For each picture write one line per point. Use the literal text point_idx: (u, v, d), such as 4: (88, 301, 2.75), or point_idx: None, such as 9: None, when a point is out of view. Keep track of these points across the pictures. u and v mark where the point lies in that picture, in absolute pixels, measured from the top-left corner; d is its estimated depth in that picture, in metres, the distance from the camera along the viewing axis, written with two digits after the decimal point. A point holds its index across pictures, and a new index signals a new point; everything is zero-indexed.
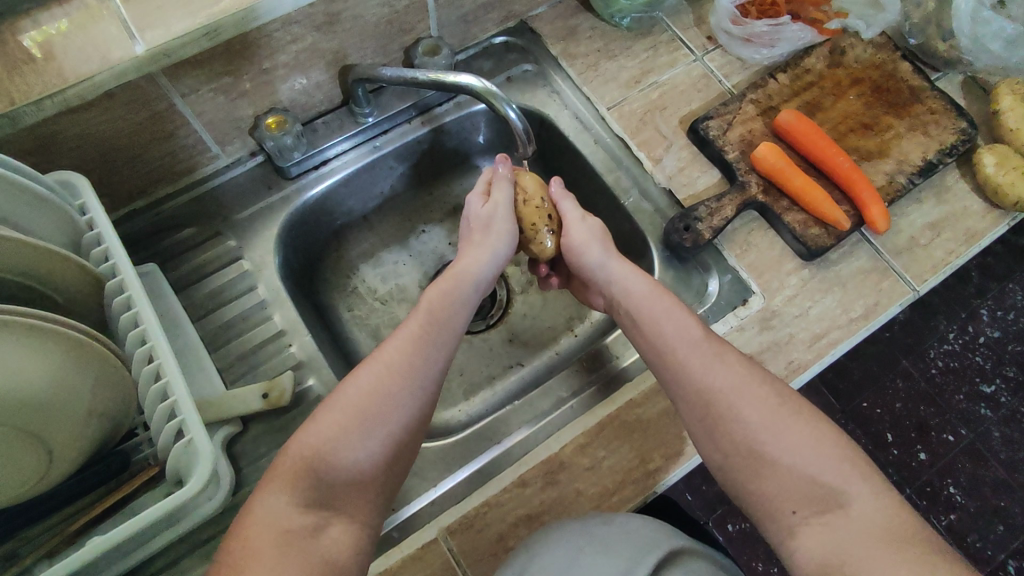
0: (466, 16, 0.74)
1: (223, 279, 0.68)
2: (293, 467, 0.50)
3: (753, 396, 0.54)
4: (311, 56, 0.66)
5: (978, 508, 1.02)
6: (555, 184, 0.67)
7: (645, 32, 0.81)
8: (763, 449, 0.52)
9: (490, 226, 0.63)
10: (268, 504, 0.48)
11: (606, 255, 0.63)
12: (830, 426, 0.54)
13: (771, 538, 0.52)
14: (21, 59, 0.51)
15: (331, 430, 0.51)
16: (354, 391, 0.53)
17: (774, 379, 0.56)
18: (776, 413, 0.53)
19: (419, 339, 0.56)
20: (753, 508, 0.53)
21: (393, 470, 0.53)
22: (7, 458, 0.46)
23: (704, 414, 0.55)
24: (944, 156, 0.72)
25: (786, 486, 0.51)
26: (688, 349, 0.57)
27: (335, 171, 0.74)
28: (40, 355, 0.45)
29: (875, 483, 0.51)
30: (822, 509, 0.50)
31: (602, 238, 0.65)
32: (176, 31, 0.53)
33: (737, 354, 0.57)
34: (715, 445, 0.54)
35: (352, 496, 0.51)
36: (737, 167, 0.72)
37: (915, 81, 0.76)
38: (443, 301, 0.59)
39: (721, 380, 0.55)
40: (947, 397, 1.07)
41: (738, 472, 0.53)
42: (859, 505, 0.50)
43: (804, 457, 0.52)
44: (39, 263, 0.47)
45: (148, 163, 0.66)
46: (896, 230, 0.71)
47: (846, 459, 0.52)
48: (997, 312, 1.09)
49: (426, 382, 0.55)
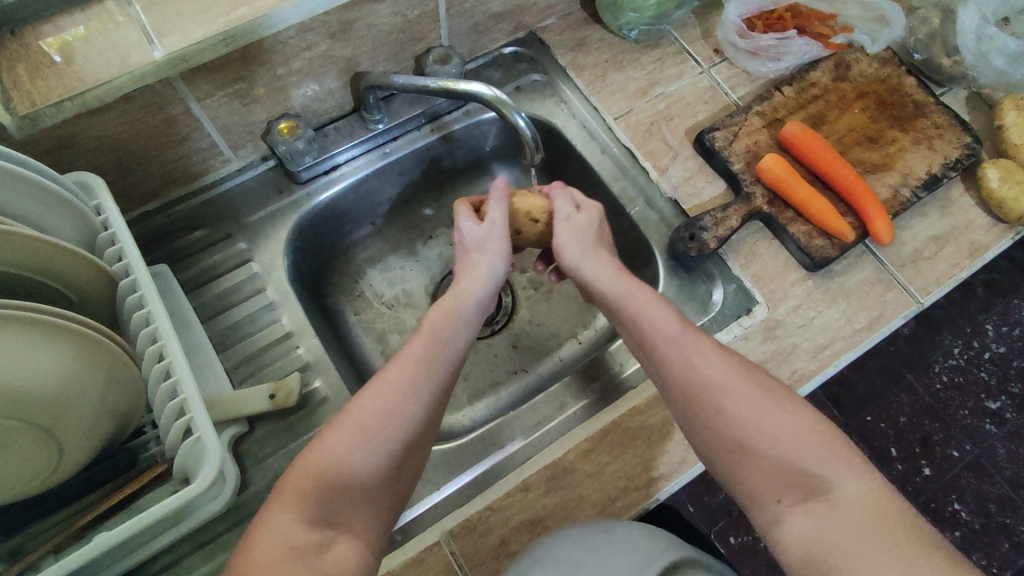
0: (477, 26, 0.76)
1: (233, 280, 0.69)
2: (300, 486, 0.50)
3: (736, 389, 0.54)
4: (324, 63, 0.67)
5: (983, 525, 1.02)
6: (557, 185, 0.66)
7: (653, 44, 0.82)
8: (745, 441, 0.52)
9: (486, 246, 0.63)
10: (275, 521, 0.49)
11: (581, 256, 0.62)
12: (808, 410, 0.54)
13: (758, 527, 0.53)
14: (41, 62, 0.52)
15: (336, 450, 0.51)
16: (360, 413, 0.53)
17: (755, 368, 0.56)
18: (756, 406, 0.53)
19: (421, 358, 0.56)
20: (741, 498, 0.53)
21: (394, 486, 0.54)
22: (18, 451, 0.46)
23: (688, 405, 0.55)
24: (949, 170, 0.73)
25: (769, 475, 0.51)
26: (665, 345, 0.56)
27: (345, 176, 0.75)
28: (53, 352, 0.45)
29: (857, 466, 0.51)
30: (806, 497, 0.50)
31: (584, 235, 0.63)
32: (194, 36, 0.55)
33: (716, 346, 0.57)
34: (703, 439, 0.54)
35: (357, 513, 0.51)
36: (743, 178, 0.73)
37: (921, 96, 0.77)
38: (445, 321, 0.58)
39: (701, 372, 0.55)
40: (952, 413, 1.06)
41: (722, 464, 0.53)
42: (843, 490, 0.49)
43: (789, 446, 0.51)
44: (55, 261, 0.48)
45: (162, 166, 0.67)
46: (901, 242, 0.72)
47: (827, 444, 0.52)
48: (1002, 328, 1.08)
49: (426, 405, 0.55)
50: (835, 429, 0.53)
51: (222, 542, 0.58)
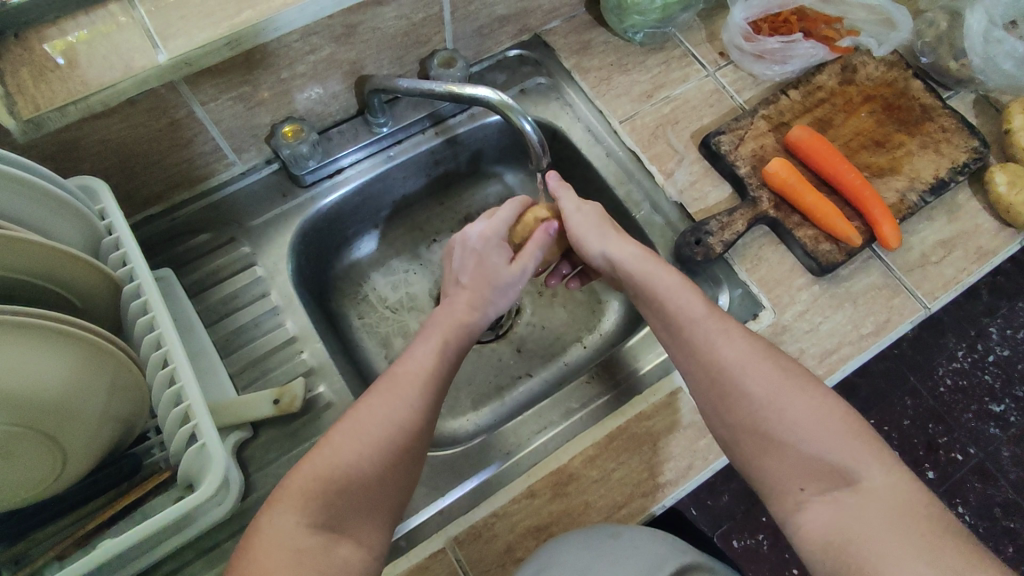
0: (482, 29, 0.75)
1: (236, 285, 0.69)
2: (306, 487, 0.49)
3: (758, 372, 0.53)
4: (329, 67, 0.66)
5: (988, 529, 1.01)
6: (551, 178, 0.68)
7: (658, 47, 0.81)
8: (770, 429, 0.52)
9: (508, 290, 0.63)
10: (279, 523, 0.48)
11: (605, 241, 0.63)
12: (836, 400, 0.53)
13: (777, 514, 0.52)
14: (45, 66, 0.52)
15: (342, 449, 0.51)
16: (365, 417, 0.53)
17: (781, 354, 0.56)
18: (779, 388, 0.53)
19: (430, 361, 0.57)
20: (763, 490, 0.53)
21: (399, 484, 0.53)
22: (20, 459, 0.46)
23: (710, 388, 0.55)
24: (956, 174, 0.72)
25: (794, 464, 0.51)
26: (691, 327, 0.57)
27: (349, 180, 0.75)
28: (58, 359, 0.45)
29: (885, 459, 0.50)
30: (831, 487, 0.50)
31: (600, 224, 0.65)
32: (199, 40, 0.55)
33: (743, 331, 0.56)
34: (723, 423, 0.55)
35: (362, 521, 0.50)
36: (749, 182, 0.72)
37: (928, 99, 0.76)
38: (458, 337, 0.59)
39: (724, 356, 0.55)
40: (956, 416, 1.06)
41: (747, 452, 0.53)
42: (870, 482, 0.49)
43: (812, 435, 0.51)
44: (61, 268, 0.48)
45: (166, 169, 0.66)
46: (908, 247, 0.71)
47: (854, 435, 0.51)
48: (1006, 331, 1.08)
49: (431, 408, 0.56)
50: (861, 421, 0.52)
51: (226, 548, 0.57)
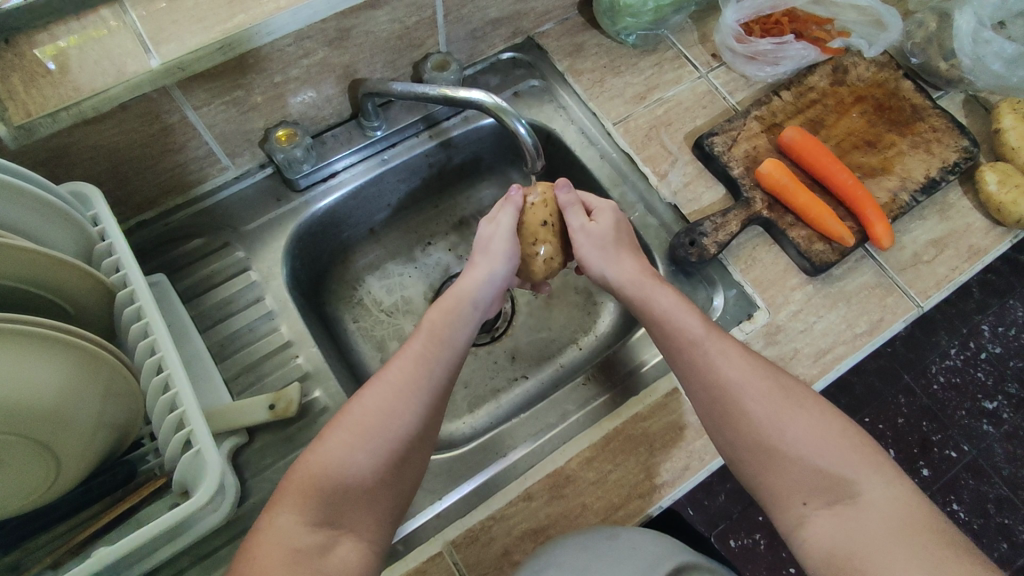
0: (475, 32, 0.75)
1: (230, 290, 0.69)
2: (304, 485, 0.50)
3: (754, 390, 0.55)
4: (322, 70, 0.66)
5: (982, 525, 1.02)
6: (563, 189, 0.65)
7: (650, 50, 0.82)
8: (768, 442, 0.53)
9: (491, 247, 0.63)
10: (281, 522, 0.48)
11: (604, 265, 0.63)
12: (836, 416, 0.55)
13: (780, 529, 0.53)
14: (36, 71, 0.52)
15: (339, 448, 0.51)
16: (360, 414, 0.53)
17: (777, 371, 0.57)
18: (777, 405, 0.54)
19: (420, 356, 0.56)
20: (763, 499, 0.54)
21: (399, 483, 0.53)
22: (14, 467, 0.45)
23: (710, 405, 0.56)
24: (947, 174, 0.73)
25: (796, 478, 0.52)
26: (690, 347, 0.57)
27: (343, 183, 0.75)
28: (51, 366, 0.45)
29: (884, 473, 0.52)
30: (833, 500, 0.51)
31: (602, 242, 0.63)
32: (191, 46, 0.54)
33: (738, 347, 0.58)
34: (724, 440, 0.55)
35: (361, 515, 0.51)
36: (743, 183, 0.72)
37: (918, 99, 0.77)
38: (445, 320, 0.59)
39: (721, 372, 0.56)
40: (949, 414, 1.06)
41: (745, 465, 0.54)
42: (870, 493, 0.50)
43: (812, 449, 0.52)
44: (52, 273, 0.47)
45: (160, 173, 0.66)
46: (900, 247, 0.72)
47: (855, 449, 0.53)
48: (997, 328, 1.09)
49: (428, 398, 0.55)
50: (863, 436, 0.54)
51: (222, 554, 0.57)
